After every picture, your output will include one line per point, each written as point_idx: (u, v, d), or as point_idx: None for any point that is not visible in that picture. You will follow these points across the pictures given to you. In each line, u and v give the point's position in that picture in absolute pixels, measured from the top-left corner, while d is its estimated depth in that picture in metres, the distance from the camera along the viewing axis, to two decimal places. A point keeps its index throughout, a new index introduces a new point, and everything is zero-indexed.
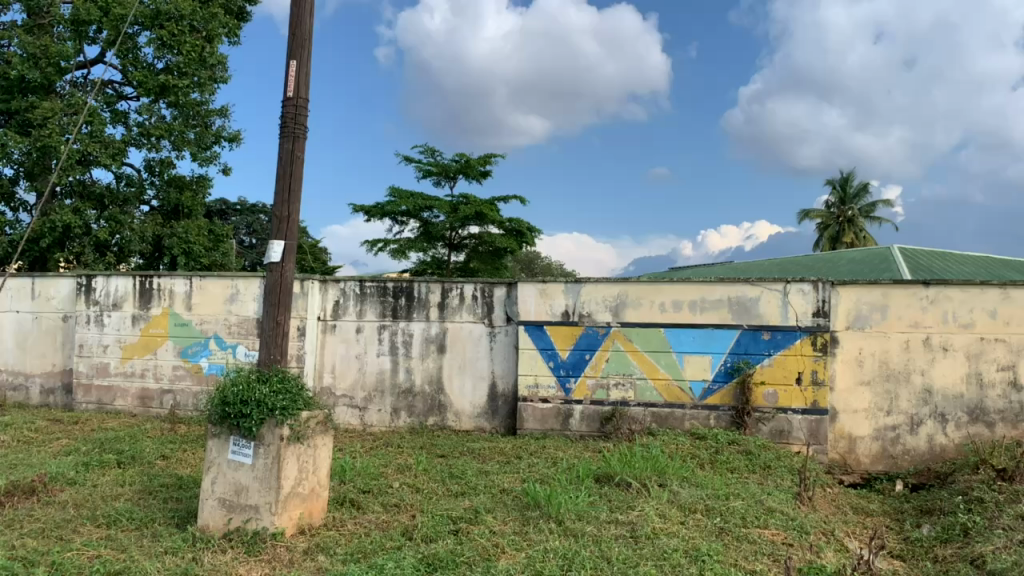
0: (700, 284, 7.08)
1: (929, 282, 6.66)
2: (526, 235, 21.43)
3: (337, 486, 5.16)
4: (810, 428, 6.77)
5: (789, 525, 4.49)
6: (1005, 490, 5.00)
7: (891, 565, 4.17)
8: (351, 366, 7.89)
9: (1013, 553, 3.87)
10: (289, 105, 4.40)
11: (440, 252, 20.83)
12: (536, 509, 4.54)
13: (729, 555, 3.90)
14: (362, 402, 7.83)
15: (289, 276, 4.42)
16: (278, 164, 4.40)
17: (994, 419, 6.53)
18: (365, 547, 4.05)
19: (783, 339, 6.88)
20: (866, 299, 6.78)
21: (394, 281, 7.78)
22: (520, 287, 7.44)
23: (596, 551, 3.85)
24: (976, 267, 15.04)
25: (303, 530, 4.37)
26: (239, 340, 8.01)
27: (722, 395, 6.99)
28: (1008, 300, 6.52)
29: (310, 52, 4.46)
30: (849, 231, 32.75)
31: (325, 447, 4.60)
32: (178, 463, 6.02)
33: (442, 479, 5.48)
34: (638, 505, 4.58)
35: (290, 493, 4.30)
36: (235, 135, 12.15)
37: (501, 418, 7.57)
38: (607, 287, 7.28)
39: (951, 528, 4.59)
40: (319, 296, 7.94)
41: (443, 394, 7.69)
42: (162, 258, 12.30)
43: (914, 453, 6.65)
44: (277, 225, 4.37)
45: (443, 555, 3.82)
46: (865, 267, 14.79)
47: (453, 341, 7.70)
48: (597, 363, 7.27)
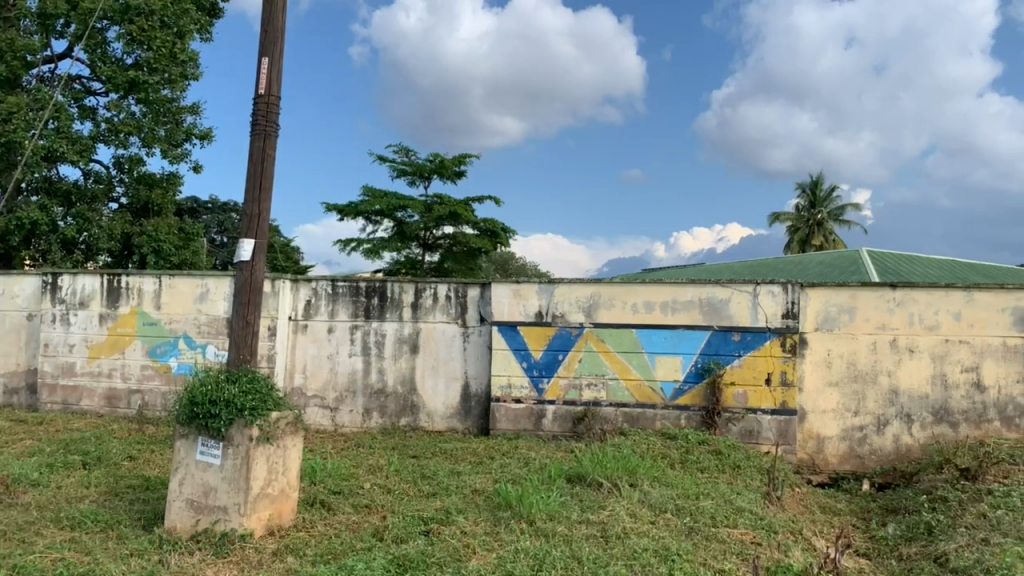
0: (671, 285, 7.13)
1: (896, 284, 6.76)
2: (501, 236, 21.41)
3: (308, 487, 5.12)
4: (779, 428, 6.84)
5: (758, 524, 4.54)
6: (968, 489, 5.10)
7: (857, 563, 4.23)
8: (323, 367, 7.84)
9: (976, 551, 3.93)
10: (261, 102, 4.36)
11: (414, 252, 20.76)
12: (507, 510, 4.54)
13: (698, 555, 3.93)
14: (334, 403, 7.78)
15: (259, 275, 4.38)
16: (249, 162, 4.36)
17: (958, 419, 6.64)
18: (336, 548, 4.03)
19: (753, 340, 6.96)
20: (835, 300, 6.88)
21: (366, 280, 7.75)
22: (493, 288, 7.44)
23: (567, 551, 3.86)
24: (944, 271, 15.27)
25: (273, 531, 4.33)
26: (209, 340, 7.93)
27: (693, 395, 7.05)
28: (972, 302, 6.65)
29: (282, 49, 4.43)
30: (819, 233, 33.17)
31: (295, 448, 4.56)
32: (145, 463, 5.94)
33: (414, 480, 5.46)
34: (609, 506, 4.60)
35: (260, 494, 4.25)
36: (206, 132, 11.98)
37: (474, 419, 7.56)
38: (580, 288, 7.31)
39: (916, 527, 4.66)
40: (290, 296, 7.88)
41: (415, 395, 7.66)
42: (131, 256, 12.12)
43: (881, 453, 6.74)
44: (247, 223, 4.33)
45: (414, 555, 3.81)
46: (835, 270, 14.99)
47: (426, 341, 7.68)
48: (570, 363, 7.29)
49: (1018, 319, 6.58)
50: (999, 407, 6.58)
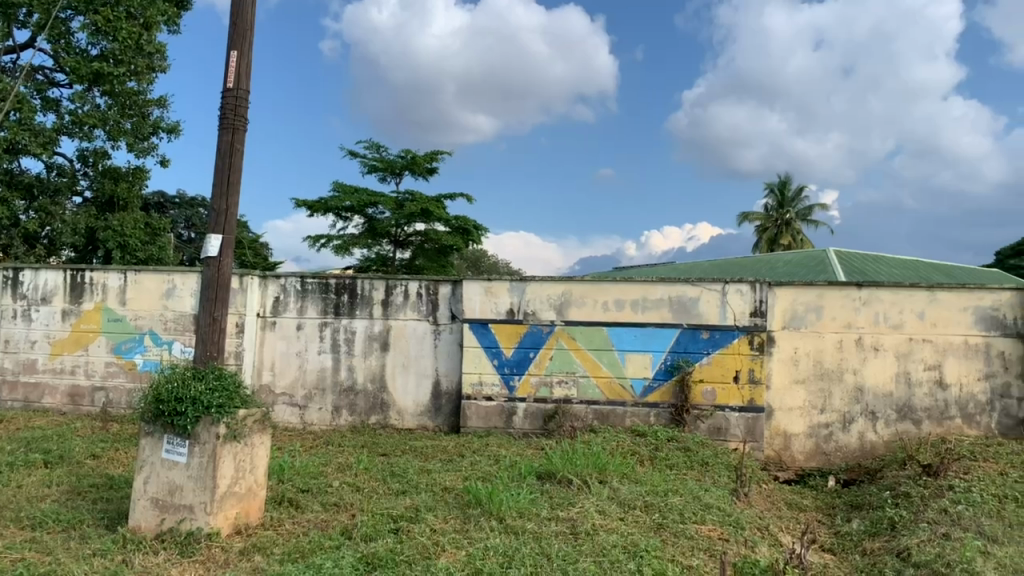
0: (641, 283, 7.18)
1: (862, 283, 6.87)
2: (473, 233, 21.35)
3: (275, 485, 5.07)
4: (747, 425, 6.91)
5: (726, 521, 4.59)
6: (930, 485, 5.20)
7: (822, 558, 4.29)
8: (291, 364, 7.77)
9: (937, 545, 4.01)
10: (230, 96, 4.31)
11: (385, 249, 20.65)
12: (477, 507, 4.53)
13: (666, 551, 3.95)
14: (303, 400, 7.72)
15: (227, 270, 4.32)
16: (217, 156, 4.30)
17: (921, 416, 6.75)
18: (304, 547, 4.00)
19: (721, 338, 7.02)
20: (802, 299, 6.97)
21: (336, 277, 7.70)
22: (465, 285, 7.43)
23: (536, 548, 3.87)
24: (907, 271, 15.54)
25: (239, 530, 4.28)
26: (176, 337, 7.82)
27: (663, 393, 7.09)
28: (935, 302, 6.78)
29: (252, 42, 4.38)
30: (786, 233, 33.59)
31: (262, 446, 4.51)
32: (109, 462, 5.84)
33: (383, 478, 5.43)
34: (579, 502, 4.62)
35: (226, 492, 4.20)
36: (174, 126, 11.81)
37: (445, 417, 7.54)
38: (551, 286, 7.32)
39: (880, 522, 4.74)
40: (258, 292, 7.80)
41: (385, 393, 7.62)
42: (96, 251, 11.91)
43: (846, 450, 6.84)
44: (215, 218, 4.28)
45: (383, 553, 3.79)
46: (802, 270, 15.18)
47: (397, 338, 7.64)
48: (541, 361, 7.29)
49: (979, 319, 6.70)
50: (961, 405, 6.70)
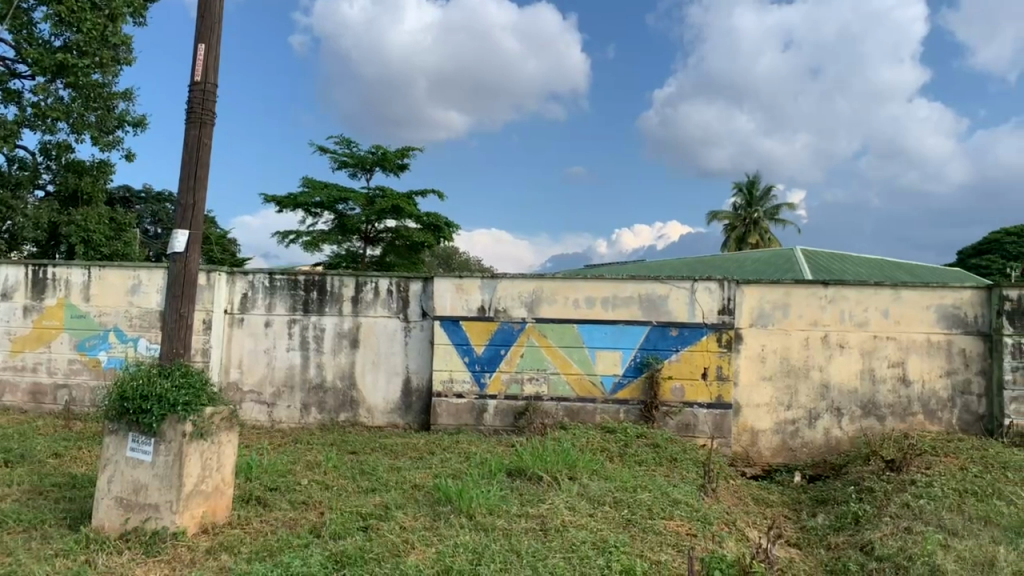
0: (612, 280, 7.22)
1: (828, 282, 6.98)
2: (445, 230, 21.28)
3: (242, 484, 5.02)
4: (715, 421, 6.98)
5: (694, 516, 4.63)
6: (893, 480, 5.30)
7: (788, 552, 4.35)
8: (259, 361, 7.70)
9: (899, 539, 4.08)
10: (197, 90, 4.25)
11: (355, 245, 20.53)
12: (447, 505, 4.52)
13: (635, 547, 3.98)
14: (271, 398, 7.65)
15: (193, 267, 4.27)
16: (184, 150, 4.24)
17: (885, 412, 6.87)
18: (271, 545, 3.97)
19: (690, 335, 7.08)
20: (769, 297, 7.06)
21: (305, 273, 7.64)
22: (436, 282, 7.41)
23: (506, 545, 3.87)
24: (872, 270, 15.76)
25: (206, 529, 4.23)
26: (141, 333, 7.70)
27: (632, 389, 7.13)
28: (899, 300, 6.90)
29: (220, 36, 4.33)
30: (754, 232, 33.97)
31: (230, 444, 4.46)
32: (72, 461, 5.74)
33: (352, 476, 5.40)
34: (548, 499, 4.63)
35: (193, 491, 4.15)
36: (139, 119, 11.62)
37: (415, 414, 7.51)
38: (523, 283, 7.33)
39: (844, 517, 4.82)
40: (226, 289, 7.71)
41: (355, 390, 7.58)
42: (58, 246, 11.70)
43: (812, 446, 6.93)
44: (181, 213, 4.22)
45: (351, 551, 3.77)
46: (770, 268, 15.35)
47: (367, 335, 7.60)
48: (512, 358, 7.30)
49: (941, 317, 6.82)
50: (923, 401, 6.82)
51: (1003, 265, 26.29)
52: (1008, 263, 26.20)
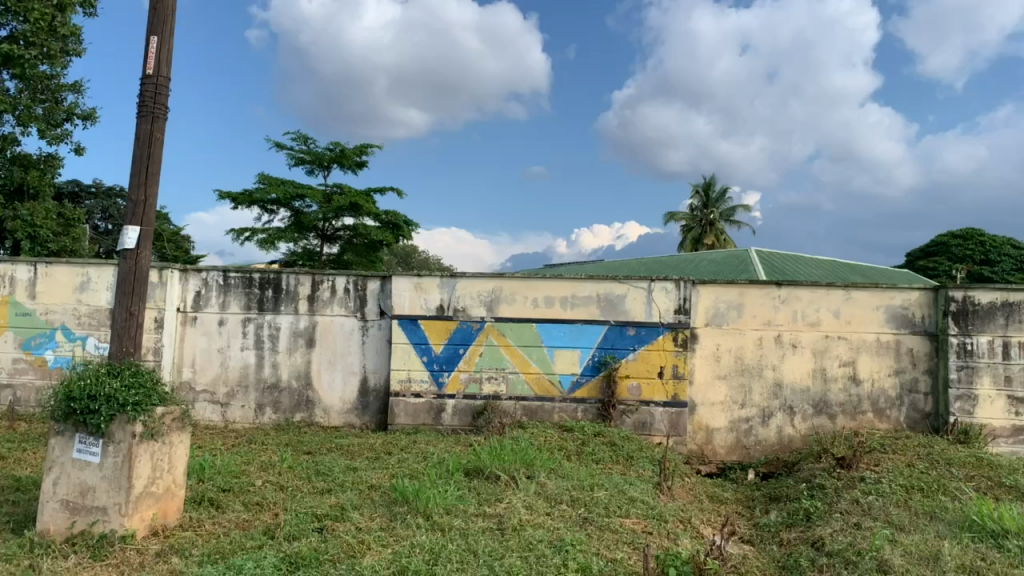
0: (571, 280, 7.25)
1: (781, 282, 7.10)
2: (403, 229, 21.17)
3: (194, 485, 4.93)
4: (671, 420, 7.05)
5: (649, 514, 4.68)
6: (843, 477, 5.41)
7: (742, 549, 4.42)
8: (212, 360, 7.56)
9: (849, 534, 4.17)
10: (149, 83, 4.15)
11: (312, 244, 20.29)
12: (404, 505, 4.50)
13: (592, 545, 4.00)
14: (224, 398, 7.52)
15: (144, 264, 4.18)
16: (135, 144, 4.14)
17: (836, 411, 7.01)
18: (224, 547, 3.90)
19: (647, 335, 7.15)
20: (724, 297, 7.17)
21: (260, 271, 7.53)
22: (394, 281, 7.37)
23: (462, 545, 3.86)
24: (824, 271, 16.09)
25: (156, 532, 4.14)
26: (90, 332, 7.52)
27: (590, 388, 7.17)
28: (850, 301, 7.05)
29: (173, 28, 4.24)
30: (710, 233, 34.43)
31: (181, 445, 4.37)
32: (15, 463, 5.57)
33: (308, 477, 5.33)
34: (506, 498, 4.63)
35: (143, 493, 4.06)
36: (89, 112, 11.34)
37: (372, 414, 7.45)
38: (482, 282, 7.32)
39: (796, 513, 4.91)
40: (178, 286, 7.56)
41: (311, 390, 7.49)
42: (4, 241, 11.35)
43: (765, 444, 7.05)
44: (132, 209, 4.13)
45: (307, 552, 3.73)
46: (725, 268, 15.57)
47: (324, 334, 7.52)
48: (471, 357, 7.28)
49: (890, 317, 6.99)
50: (872, 400, 6.98)
51: (949, 267, 27.04)
52: (954, 265, 26.93)
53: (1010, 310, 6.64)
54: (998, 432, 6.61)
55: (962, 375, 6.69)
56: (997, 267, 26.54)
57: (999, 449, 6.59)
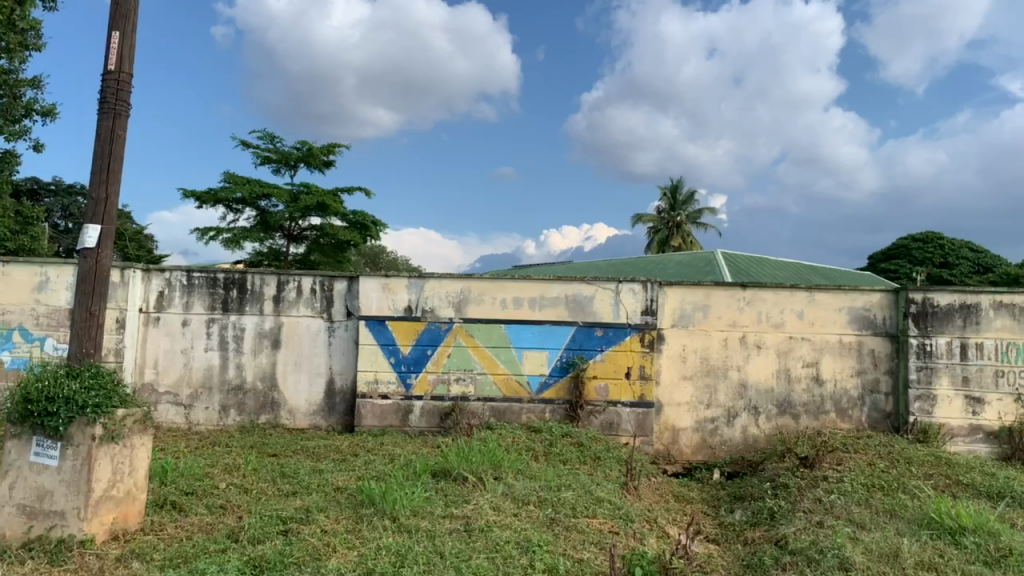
0: (539, 281, 7.27)
1: (746, 284, 7.19)
2: (371, 229, 21.07)
3: (156, 488, 4.85)
4: (638, 420, 7.09)
5: (616, 514, 4.70)
6: (806, 476, 5.49)
7: (707, 548, 4.46)
8: (175, 361, 7.45)
9: (812, 533, 4.23)
10: (111, 79, 4.08)
11: (278, 243, 20.08)
12: (370, 507, 4.46)
13: (559, 546, 4.02)
14: (188, 399, 7.41)
15: (105, 263, 4.11)
16: (96, 142, 4.06)
17: (800, 411, 7.11)
18: (186, 551, 3.85)
19: (614, 336, 7.19)
20: (690, 299, 7.24)
21: (224, 272, 7.43)
22: (362, 281, 7.32)
23: (429, 546, 3.85)
24: (788, 273, 16.29)
25: (116, 536, 4.06)
26: (48, 332, 7.36)
27: (558, 389, 7.19)
28: (813, 302, 7.16)
29: (135, 24, 4.17)
30: (677, 235, 34.71)
31: (143, 447, 4.29)
32: None
33: (272, 479, 5.28)
34: (473, 499, 4.63)
35: (102, 496, 3.98)
36: (49, 109, 11.11)
37: (338, 416, 7.39)
38: (450, 283, 7.31)
39: (760, 512, 4.97)
40: (141, 286, 7.44)
41: (276, 391, 7.41)
42: None
43: (730, 444, 7.12)
44: (92, 207, 4.06)
45: (271, 556, 3.69)
46: (691, 270, 15.72)
47: (289, 335, 7.45)
48: (439, 358, 7.26)
49: (852, 318, 7.11)
50: (835, 400, 7.09)
51: (910, 270, 27.52)
52: (914, 268, 27.44)
53: (967, 311, 6.78)
54: (956, 432, 6.76)
55: (921, 375, 6.82)
56: (956, 269, 27.06)
57: (957, 448, 6.73)
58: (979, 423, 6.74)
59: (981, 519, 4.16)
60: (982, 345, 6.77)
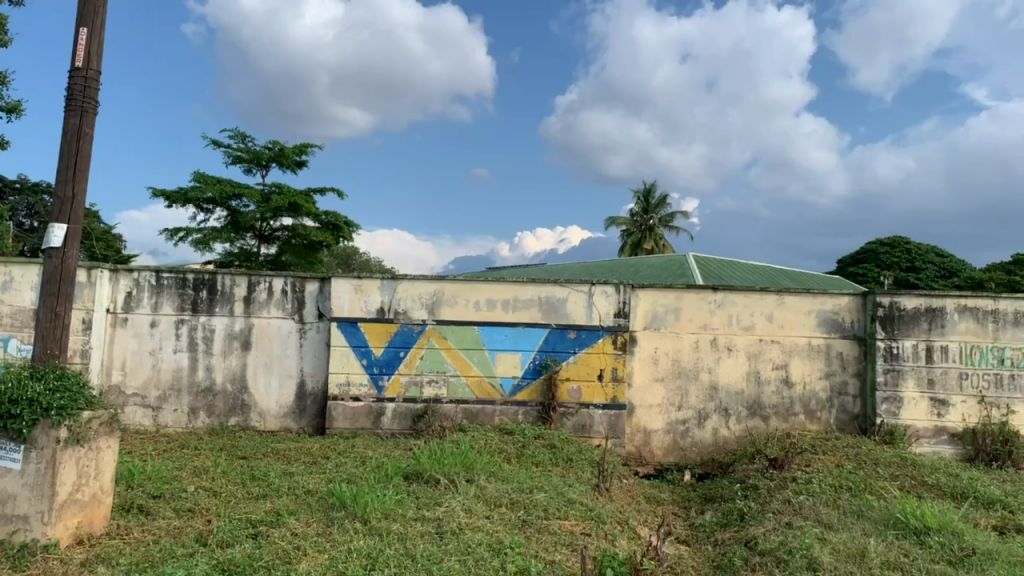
0: (512, 283, 7.27)
1: (717, 287, 7.25)
2: (343, 230, 20.94)
3: (123, 491, 4.78)
4: (610, 422, 7.12)
5: (588, 516, 4.72)
6: (776, 477, 5.56)
7: (678, 549, 4.49)
8: (144, 363, 7.35)
9: (781, 533, 4.28)
10: (78, 76, 4.01)
11: (248, 244, 19.89)
12: (341, 510, 4.43)
13: (530, 548, 4.02)
14: (156, 402, 7.31)
15: (72, 263, 4.04)
16: (62, 140, 3.99)
17: (769, 413, 7.18)
18: (153, 555, 3.79)
19: (587, 338, 7.21)
20: (662, 301, 7.29)
21: (194, 272, 7.35)
22: (334, 283, 7.27)
23: (401, 549, 3.83)
24: (759, 277, 16.46)
25: (81, 540, 3.99)
26: (12, 333, 7.22)
27: (531, 391, 7.20)
28: (783, 305, 7.24)
29: (104, 20, 4.12)
30: (650, 238, 34.91)
31: (109, 450, 4.23)
32: None
33: (242, 482, 5.22)
34: (445, 502, 4.62)
35: (67, 500, 3.91)
36: (14, 105, 10.90)
37: (309, 418, 7.34)
38: (423, 284, 7.30)
39: (730, 514, 5.02)
40: (108, 287, 7.32)
41: (246, 393, 7.34)
42: None
43: (701, 445, 7.18)
44: (58, 206, 3.99)
45: (240, 559, 3.65)
46: (663, 273, 15.83)
47: (260, 337, 7.38)
48: (411, 360, 7.24)
49: (821, 321, 7.20)
50: (804, 402, 7.17)
51: (877, 274, 27.94)
52: (882, 272, 27.85)
53: (932, 315, 6.90)
54: (921, 433, 6.87)
55: (888, 378, 6.92)
56: (922, 274, 27.52)
57: (922, 449, 6.84)
58: (943, 425, 6.85)
59: (945, 519, 4.24)
60: (947, 348, 6.89)
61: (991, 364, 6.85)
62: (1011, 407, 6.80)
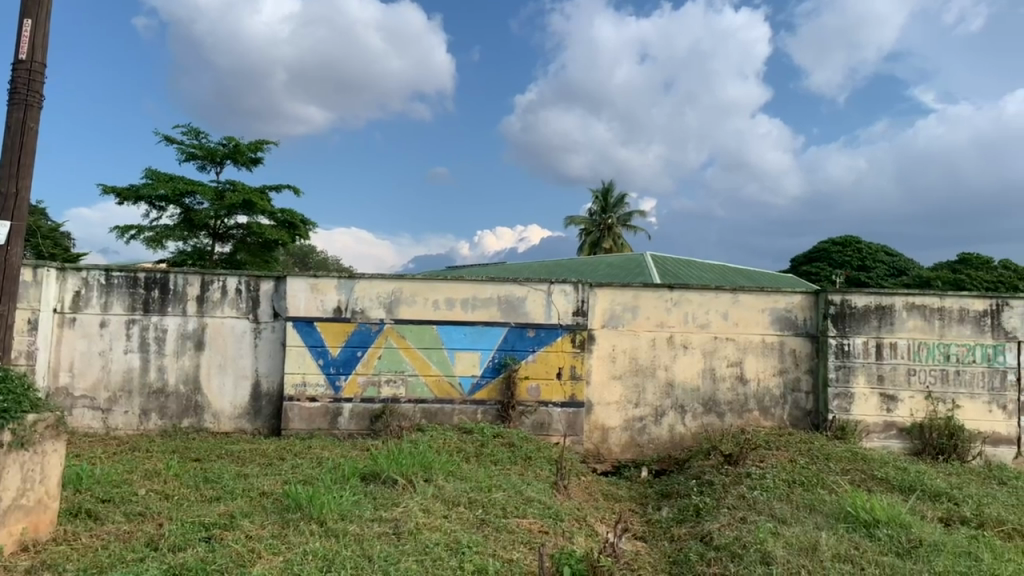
0: (471, 282, 7.26)
1: (673, 285, 7.33)
2: (300, 227, 20.72)
3: (70, 496, 4.66)
4: (568, 419, 7.16)
5: (546, 513, 4.73)
6: (730, 473, 5.64)
7: (634, 546, 4.52)
8: (93, 363, 7.17)
9: (735, 529, 4.34)
10: (22, 69, 3.90)
11: (202, 242, 19.54)
12: (297, 511, 4.38)
13: (488, 546, 4.01)
14: (106, 404, 7.15)
15: (16, 260, 3.94)
16: (5, 134, 3.87)
17: (724, 409, 7.28)
18: (102, 561, 3.70)
19: (546, 336, 7.24)
20: (620, 299, 7.35)
21: (145, 271, 7.19)
22: (289, 282, 7.17)
23: (357, 550, 3.79)
24: (715, 275, 16.68)
25: (26, 547, 3.88)
26: None
27: (489, 390, 7.20)
28: (738, 303, 7.35)
29: (49, 11, 4.00)
30: (609, 238, 35.11)
31: (55, 453, 4.12)
32: None
33: (196, 485, 5.13)
34: (403, 502, 4.59)
35: (11, 506, 3.80)
36: None
37: (265, 418, 7.24)
38: (381, 284, 7.25)
39: (686, 509, 5.07)
40: (55, 286, 7.13)
41: (200, 394, 7.22)
42: None
43: (658, 441, 7.25)
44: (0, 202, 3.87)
45: (192, 564, 3.58)
46: (622, 272, 15.93)
47: (214, 337, 7.26)
48: (369, 360, 7.19)
49: (775, 319, 7.32)
50: (758, 398, 7.29)
51: (830, 273, 28.46)
52: (834, 271, 28.39)
53: (882, 313, 7.07)
54: (871, 428, 7.02)
55: (839, 374, 7.07)
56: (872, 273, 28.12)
57: (872, 443, 7.00)
58: (892, 419, 7.02)
59: (894, 512, 4.33)
60: (896, 345, 7.06)
61: (938, 360, 7.03)
62: (956, 402, 6.99)
